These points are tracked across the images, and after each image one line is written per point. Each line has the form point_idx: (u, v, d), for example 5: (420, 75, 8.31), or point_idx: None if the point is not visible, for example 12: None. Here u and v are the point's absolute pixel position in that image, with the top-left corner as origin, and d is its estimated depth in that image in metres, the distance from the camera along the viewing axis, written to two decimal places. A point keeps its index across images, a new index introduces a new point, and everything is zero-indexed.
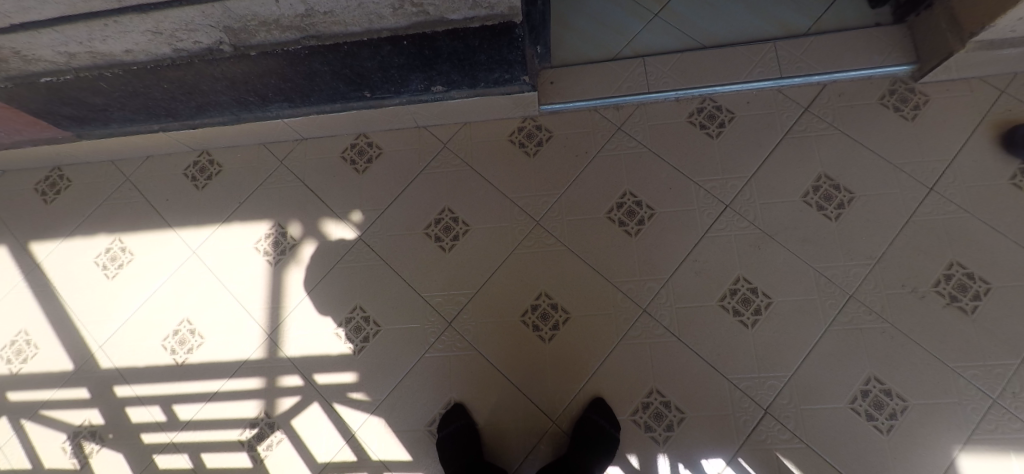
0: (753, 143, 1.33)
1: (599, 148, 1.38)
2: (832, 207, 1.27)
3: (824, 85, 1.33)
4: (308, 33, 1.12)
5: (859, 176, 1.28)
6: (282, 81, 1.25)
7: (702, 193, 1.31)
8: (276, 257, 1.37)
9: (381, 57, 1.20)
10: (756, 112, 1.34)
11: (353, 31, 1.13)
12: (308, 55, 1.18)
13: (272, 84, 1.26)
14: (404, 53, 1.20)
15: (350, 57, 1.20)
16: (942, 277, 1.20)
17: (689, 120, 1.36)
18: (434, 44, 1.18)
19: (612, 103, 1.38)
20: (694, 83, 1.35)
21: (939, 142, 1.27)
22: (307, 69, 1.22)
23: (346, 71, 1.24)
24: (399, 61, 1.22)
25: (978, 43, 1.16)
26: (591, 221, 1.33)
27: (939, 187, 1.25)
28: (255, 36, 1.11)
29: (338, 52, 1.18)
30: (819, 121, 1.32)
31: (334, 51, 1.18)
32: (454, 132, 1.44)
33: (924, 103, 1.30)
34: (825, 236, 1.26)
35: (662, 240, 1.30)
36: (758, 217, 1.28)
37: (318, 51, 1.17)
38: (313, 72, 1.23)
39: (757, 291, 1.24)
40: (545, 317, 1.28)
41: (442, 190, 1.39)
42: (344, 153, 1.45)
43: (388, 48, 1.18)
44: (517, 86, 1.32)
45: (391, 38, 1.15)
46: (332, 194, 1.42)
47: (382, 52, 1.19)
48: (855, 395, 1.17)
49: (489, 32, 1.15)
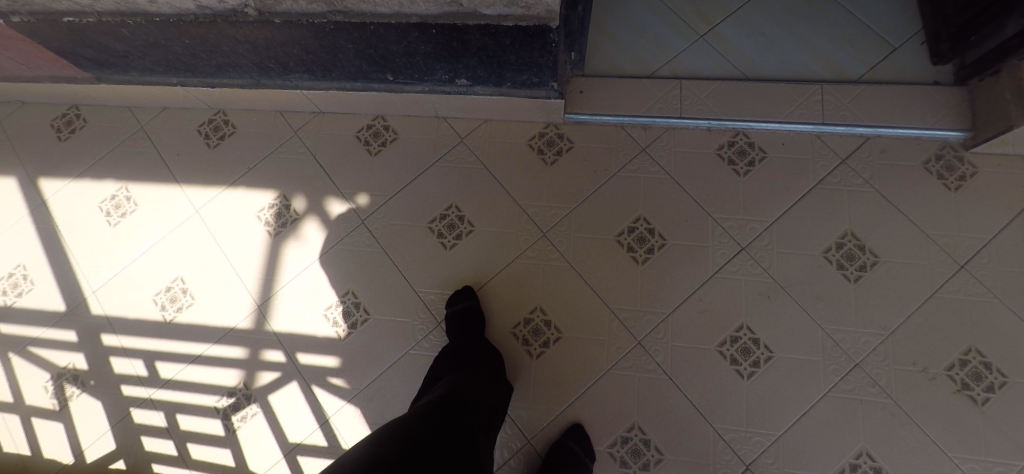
0: (781, 187, 1.26)
1: (620, 167, 1.31)
2: (853, 268, 1.21)
3: (867, 138, 1.26)
4: (335, 8, 1.09)
5: (887, 241, 1.22)
6: (305, 52, 1.22)
7: (719, 231, 1.26)
8: (276, 229, 1.36)
9: (408, 42, 1.16)
10: (790, 155, 1.28)
11: (383, 13, 1.09)
12: (335, 31, 1.15)
13: (294, 54, 1.23)
14: (431, 42, 1.15)
15: (377, 38, 1.16)
16: (957, 363, 1.15)
17: (717, 153, 1.30)
18: (464, 37, 1.13)
19: (640, 123, 1.32)
20: (730, 115, 1.28)
21: (978, 218, 1.21)
22: (332, 45, 1.19)
23: (370, 51, 1.20)
24: (425, 49, 1.17)
25: None
26: (599, 241, 1.28)
27: (971, 266, 1.19)
28: (281, 4, 1.09)
29: (365, 32, 1.14)
30: (855, 176, 1.25)
31: (361, 31, 1.14)
32: (472, 128, 1.39)
33: (971, 175, 1.22)
34: (839, 297, 1.20)
35: (669, 273, 1.24)
36: (773, 265, 1.23)
37: (345, 28, 1.14)
38: (338, 48, 1.20)
39: (759, 343, 1.19)
40: (536, 332, 1.24)
41: (451, 186, 1.35)
42: (360, 133, 1.42)
43: (416, 35, 1.14)
44: (545, 91, 1.26)
45: (421, 25, 1.11)
46: (342, 174, 1.39)
47: (409, 39, 1.15)
48: (842, 468, 1.12)
49: (523, 33, 1.10)
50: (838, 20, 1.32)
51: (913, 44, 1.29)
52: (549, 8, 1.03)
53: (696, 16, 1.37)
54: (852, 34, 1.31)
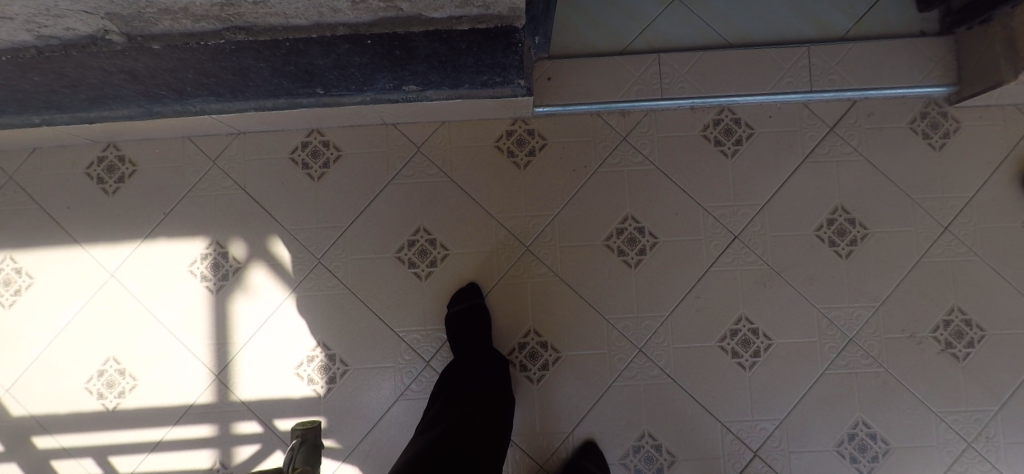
0: (771, 165, 1.19)
1: (600, 162, 1.18)
2: (844, 243, 1.19)
3: (855, 101, 1.20)
4: (233, 24, 0.84)
5: (875, 211, 1.19)
6: (204, 76, 0.94)
7: (711, 221, 1.18)
8: (217, 283, 1.16)
9: (336, 55, 0.92)
10: (777, 129, 1.19)
11: (297, 25, 0.85)
12: (239, 50, 0.89)
13: (189, 79, 0.95)
14: (368, 51, 0.92)
15: (295, 54, 0.91)
16: (942, 323, 1.18)
17: (704, 134, 1.18)
18: (408, 44, 0.92)
19: (618, 108, 1.17)
20: (714, 91, 1.17)
21: (958, 175, 1.20)
22: (238, 66, 0.93)
23: (291, 68, 0.95)
24: (361, 60, 0.94)
25: None
26: (587, 248, 1.17)
27: (954, 227, 1.19)
28: (155, 24, 0.82)
29: (280, 49, 0.90)
30: (843, 144, 1.20)
31: (274, 48, 0.89)
32: (428, 133, 1.20)
33: (954, 131, 1.20)
34: (833, 275, 1.18)
35: (664, 274, 1.17)
36: (768, 251, 1.18)
37: (253, 48, 0.89)
38: (247, 68, 0.94)
39: (758, 332, 1.17)
40: (534, 356, 1.16)
41: (415, 205, 1.18)
42: (294, 154, 1.19)
43: (346, 47, 0.91)
44: (510, 88, 1.06)
45: (353, 36, 0.89)
46: (282, 206, 1.18)
47: (339, 52, 0.91)
48: (842, 438, 1.17)
49: (480, 35, 0.91)
50: None
51: None
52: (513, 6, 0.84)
53: None
54: None
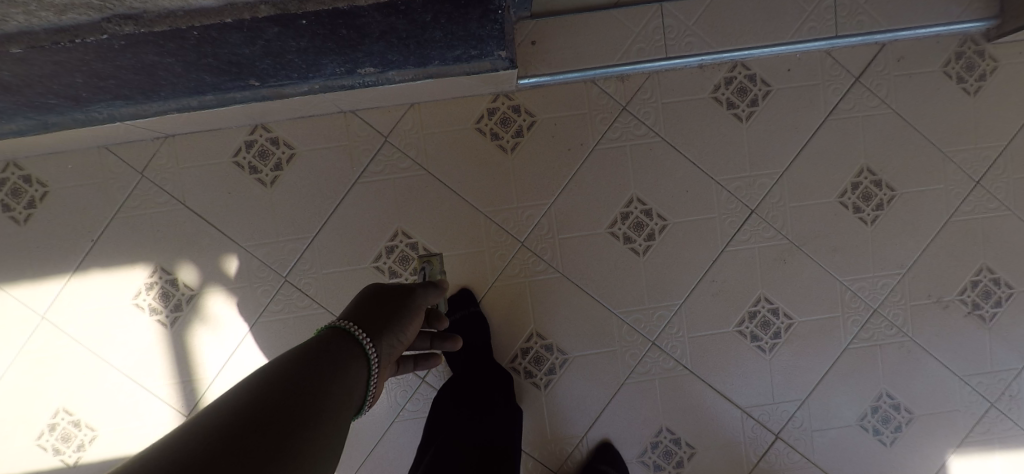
0: (790, 126, 1.05)
1: (598, 138, 1.02)
2: (869, 208, 1.08)
3: (883, 45, 1.04)
4: (113, 12, 0.63)
5: (903, 169, 1.07)
6: (96, 78, 0.73)
7: (725, 196, 1.05)
8: (170, 315, 1.01)
9: (265, 41, 0.72)
10: (796, 84, 1.04)
11: (201, 7, 0.65)
12: (134, 48, 0.68)
13: (79, 83, 0.73)
14: (305, 34, 0.72)
15: (211, 45, 0.71)
16: (969, 284, 1.11)
17: (714, 96, 1.03)
18: (357, 22, 0.72)
19: (616, 73, 1.00)
20: (726, 45, 1.01)
21: (994, 122, 1.07)
22: (140, 64, 0.72)
23: (210, 61, 0.74)
24: (300, 44, 0.74)
25: None
26: (589, 239, 1.04)
27: (986, 180, 1.08)
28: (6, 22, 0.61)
29: (189, 41, 0.69)
30: (870, 96, 1.05)
31: (180, 41, 0.68)
32: (395, 119, 1.02)
33: (991, 71, 1.06)
34: (856, 244, 1.08)
35: (676, 259, 1.06)
36: (787, 224, 1.07)
37: (151, 43, 0.68)
38: (151, 65, 0.73)
39: (778, 312, 1.08)
40: (539, 361, 1.06)
41: (389, 206, 1.02)
42: (238, 157, 1.01)
43: (276, 31, 0.70)
44: (489, 61, 0.88)
45: (282, 18, 0.68)
46: (232, 219, 1.01)
47: (268, 38, 0.71)
48: (864, 413, 1.12)
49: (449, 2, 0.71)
50: None
51: None
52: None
53: None
54: None
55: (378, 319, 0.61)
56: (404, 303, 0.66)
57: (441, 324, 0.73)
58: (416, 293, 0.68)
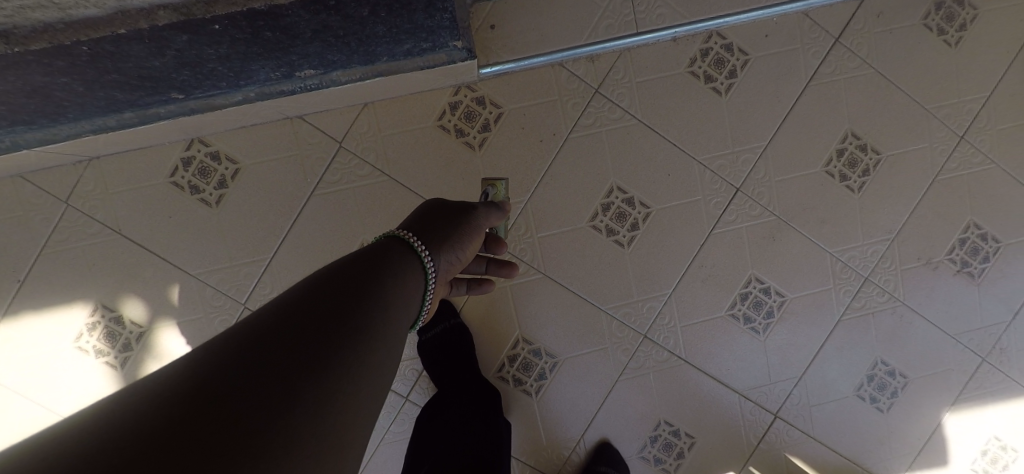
0: (770, 95, 0.99)
1: (570, 126, 0.95)
2: (856, 175, 1.03)
3: (861, 1, 0.98)
4: None
5: (887, 131, 1.02)
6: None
7: (708, 176, 0.99)
8: (118, 357, 0.93)
9: (177, 51, 0.65)
10: (774, 51, 0.98)
11: (89, 17, 0.59)
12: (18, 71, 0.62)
13: None
14: (222, 40, 0.65)
15: (112, 60, 0.64)
16: (957, 243, 1.08)
17: (690, 71, 0.96)
18: (281, 22, 0.65)
19: (585, 53, 0.92)
20: (699, 14, 0.94)
21: (977, 72, 1.02)
22: (31, 86, 0.64)
23: (117, 77, 0.67)
24: (221, 52, 0.67)
25: None
26: (570, 234, 0.98)
27: (970, 134, 1.04)
28: None
29: (82, 57, 0.63)
30: (850, 57, 1.00)
31: (71, 57, 0.62)
32: (349, 122, 0.93)
33: (970, 20, 1.01)
34: (844, 214, 1.04)
35: (662, 247, 1.00)
36: (774, 199, 1.02)
37: (38, 62, 0.61)
38: (45, 86, 0.65)
39: (770, 291, 1.05)
40: (528, 367, 1.01)
41: (351, 218, 0.94)
42: (175, 177, 0.92)
43: (186, 39, 0.64)
44: (444, 54, 0.79)
45: (188, 24, 0.62)
46: (177, 245, 0.93)
47: (177, 48, 0.64)
48: (860, 382, 1.10)
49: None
50: None
51: None
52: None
53: None
54: None
55: (435, 232, 0.61)
56: (463, 219, 0.65)
57: (498, 251, 0.74)
58: (477, 213, 0.68)
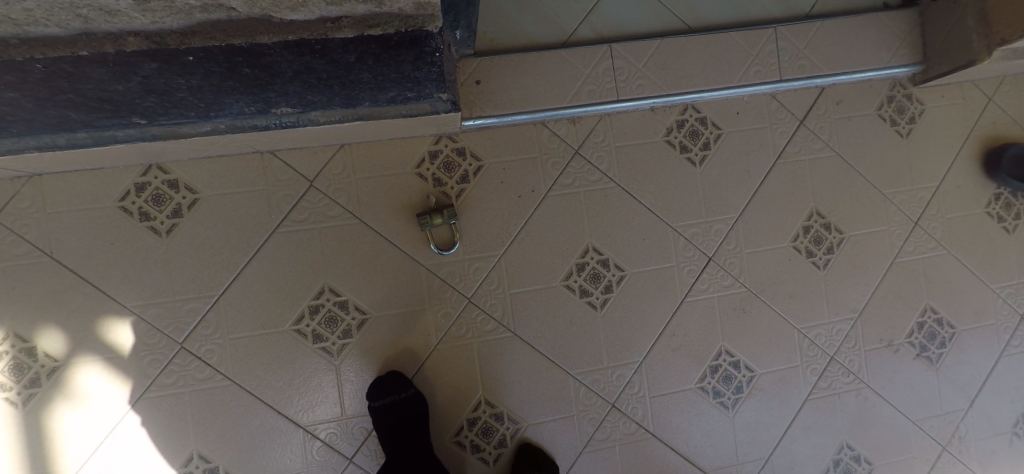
0: (741, 170, 1.02)
1: (549, 184, 0.95)
2: (820, 252, 1.06)
3: (823, 89, 1.04)
4: None
5: (849, 213, 1.06)
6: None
7: (682, 243, 1.00)
8: (25, 394, 0.83)
9: (144, 78, 0.61)
10: (745, 128, 1.01)
11: (48, 36, 0.53)
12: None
13: None
14: (195, 71, 0.61)
15: (68, 80, 0.60)
16: (915, 326, 1.10)
17: (667, 140, 0.98)
18: (262, 60, 0.62)
19: (567, 115, 0.94)
20: (677, 87, 0.97)
21: (927, 164, 1.09)
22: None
23: (71, 96, 0.62)
24: (192, 82, 0.63)
25: (1005, 52, 0.92)
26: (542, 292, 0.95)
27: (923, 221, 1.09)
28: None
29: (35, 74, 0.57)
30: (814, 139, 1.04)
31: (23, 74, 0.57)
32: (323, 161, 0.89)
33: (919, 114, 1.08)
34: (809, 291, 1.05)
35: (633, 311, 0.98)
36: (745, 271, 1.02)
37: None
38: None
39: (739, 365, 1.03)
40: (487, 432, 0.94)
41: (314, 259, 0.89)
42: (125, 202, 0.85)
43: (155, 67, 0.60)
44: (427, 103, 0.77)
45: (159, 53, 0.58)
46: (116, 274, 0.85)
47: (144, 74, 0.61)
48: (827, 467, 1.06)
49: (374, 43, 0.62)
50: None
51: None
52: (415, 3, 0.56)
53: None
54: None
55: None
56: None
57: None
58: None
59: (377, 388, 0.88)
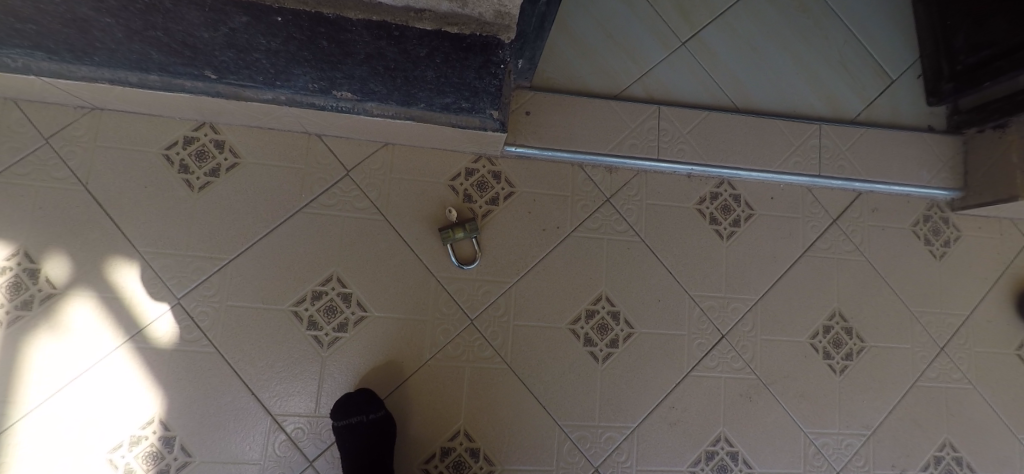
0: (769, 254, 1.00)
1: (575, 225, 0.95)
2: (839, 356, 1.00)
3: (860, 193, 1.04)
4: None
5: (874, 322, 1.02)
6: (12, 17, 0.61)
7: (696, 314, 0.97)
8: (15, 314, 0.82)
9: (229, 30, 0.61)
10: (778, 214, 1.01)
11: None
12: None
13: None
14: (278, 34, 0.60)
15: (163, 17, 0.59)
16: (932, 461, 1.01)
17: (698, 208, 0.99)
18: (340, 36, 0.60)
19: (605, 163, 0.96)
20: (716, 159, 0.99)
21: (958, 291, 1.06)
22: (70, 16, 0.60)
23: (158, 34, 0.63)
24: (271, 45, 0.63)
25: None
26: (546, 330, 0.92)
27: (949, 348, 1.04)
28: None
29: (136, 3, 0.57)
30: (846, 241, 1.03)
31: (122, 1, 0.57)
32: (364, 154, 0.92)
33: (953, 240, 1.07)
34: (823, 395, 0.99)
35: (635, 373, 0.94)
36: (757, 358, 0.98)
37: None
38: (83, 19, 0.61)
39: (738, 458, 0.95)
40: (459, 468, 0.87)
41: (330, 245, 0.89)
42: (170, 151, 0.88)
43: (244, 22, 0.59)
44: (479, 118, 0.79)
45: (251, 7, 0.56)
46: (138, 217, 0.86)
47: (231, 27, 0.60)
48: None
49: (449, 41, 0.59)
50: (837, 38, 1.05)
51: (910, 76, 1.07)
52: (497, 10, 0.54)
53: (677, 13, 1.01)
54: (851, 60, 1.05)
55: None
56: None
57: None
58: None
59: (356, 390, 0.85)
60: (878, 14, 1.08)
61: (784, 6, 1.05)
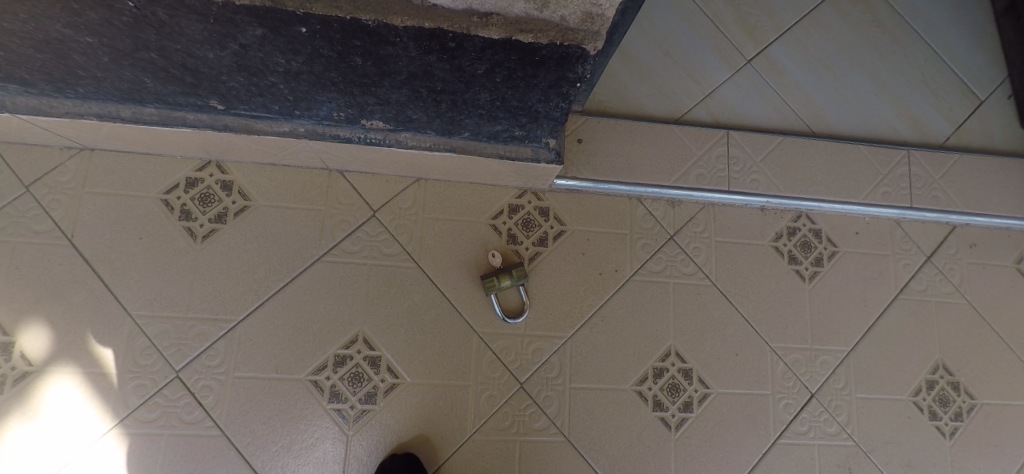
0: (857, 298, 0.87)
1: (636, 267, 0.82)
2: (946, 417, 0.85)
3: (955, 227, 0.91)
4: None
5: (984, 375, 0.87)
6: None
7: (781, 370, 0.83)
8: None
9: (239, 46, 0.48)
10: (865, 250, 0.88)
11: None
12: (33, 8, 0.44)
13: None
14: (302, 50, 0.49)
15: (157, 33, 0.47)
16: None
17: (775, 246, 0.86)
18: (379, 51, 0.48)
19: (668, 196, 0.84)
20: (794, 190, 0.87)
21: None
22: (44, 36, 0.48)
23: (152, 56, 0.51)
24: (291, 65, 0.52)
25: None
26: (608, 394, 0.78)
27: None
28: None
29: (123, 16, 0.45)
30: (944, 280, 0.89)
31: (110, 12, 0.44)
32: (393, 192, 0.81)
33: None
34: (934, 465, 0.83)
35: (715, 444, 0.78)
36: (853, 420, 0.83)
37: (63, 5, 0.43)
38: (59, 39, 0.49)
39: None
40: None
41: (355, 299, 0.76)
42: (169, 196, 0.76)
43: (259, 35, 0.47)
44: (530, 146, 0.68)
45: (269, 15, 0.44)
46: (131, 272, 0.74)
47: (243, 42, 0.48)
48: None
49: (517, 54, 0.48)
50: (916, 54, 0.96)
51: (999, 96, 0.96)
52: (587, 11, 0.42)
53: (739, 30, 0.92)
54: (934, 78, 0.96)
55: None
56: None
57: None
58: None
59: (388, 461, 0.70)
60: (956, 29, 0.98)
61: (857, 19, 0.96)
